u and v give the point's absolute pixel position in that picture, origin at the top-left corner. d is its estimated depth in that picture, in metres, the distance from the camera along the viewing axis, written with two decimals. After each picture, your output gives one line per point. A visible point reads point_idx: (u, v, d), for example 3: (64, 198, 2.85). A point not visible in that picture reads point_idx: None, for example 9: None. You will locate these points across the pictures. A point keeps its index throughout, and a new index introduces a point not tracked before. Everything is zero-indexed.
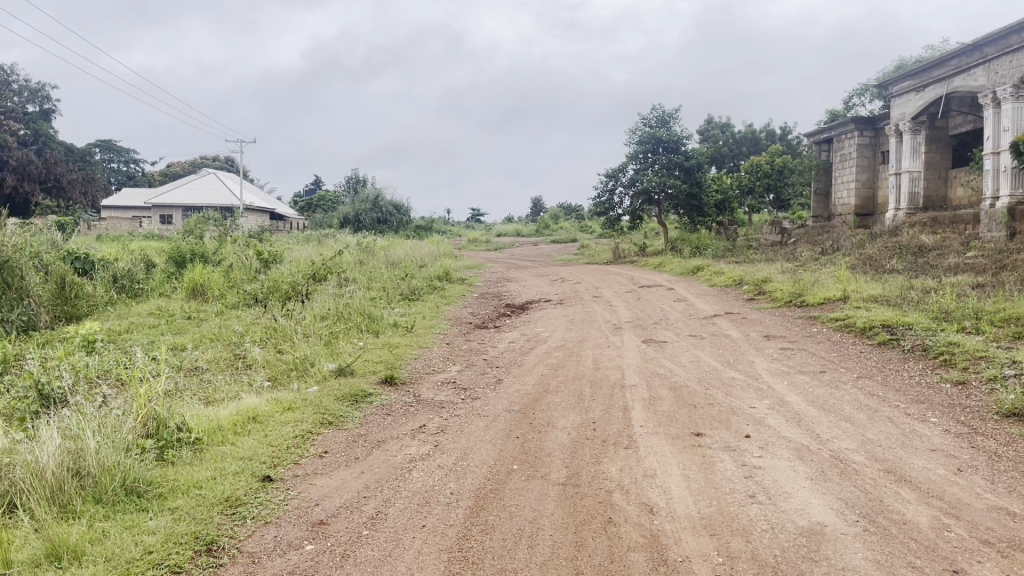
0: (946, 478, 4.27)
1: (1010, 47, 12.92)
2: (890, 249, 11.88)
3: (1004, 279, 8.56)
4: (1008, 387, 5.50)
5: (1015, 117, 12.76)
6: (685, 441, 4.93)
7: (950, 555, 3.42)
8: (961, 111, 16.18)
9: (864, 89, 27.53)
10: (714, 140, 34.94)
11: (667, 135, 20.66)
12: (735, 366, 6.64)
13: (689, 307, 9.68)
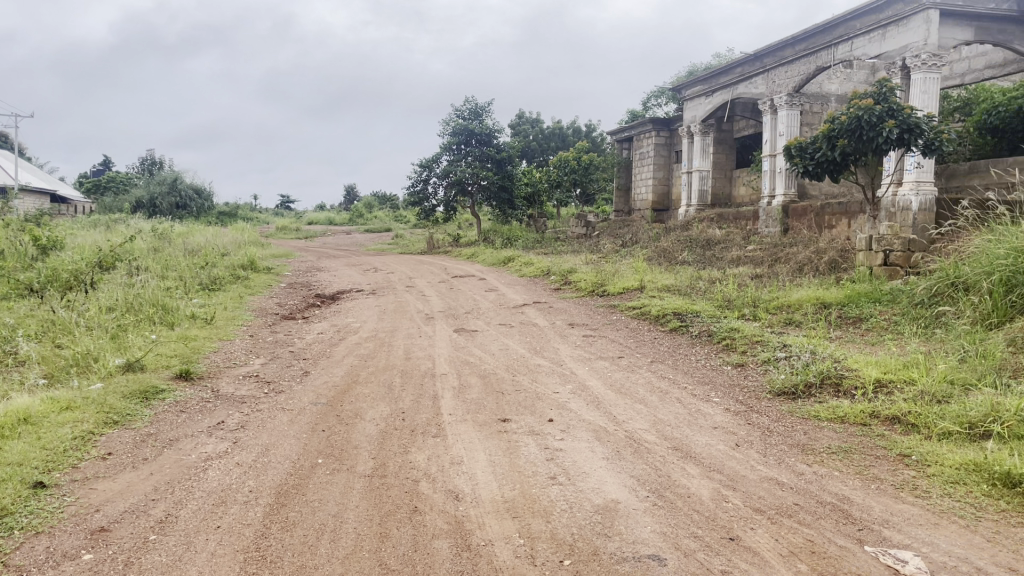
0: (725, 453, 4.65)
1: (786, 59, 14.20)
2: (683, 242, 12.77)
3: (779, 269, 9.44)
4: (779, 367, 6.08)
5: (789, 123, 14.05)
6: (492, 427, 5.03)
7: (727, 523, 3.73)
8: (745, 117, 17.65)
9: (660, 92, 29.30)
10: (524, 134, 35.89)
11: (479, 127, 20.92)
12: (541, 353, 6.87)
13: (499, 296, 9.89)
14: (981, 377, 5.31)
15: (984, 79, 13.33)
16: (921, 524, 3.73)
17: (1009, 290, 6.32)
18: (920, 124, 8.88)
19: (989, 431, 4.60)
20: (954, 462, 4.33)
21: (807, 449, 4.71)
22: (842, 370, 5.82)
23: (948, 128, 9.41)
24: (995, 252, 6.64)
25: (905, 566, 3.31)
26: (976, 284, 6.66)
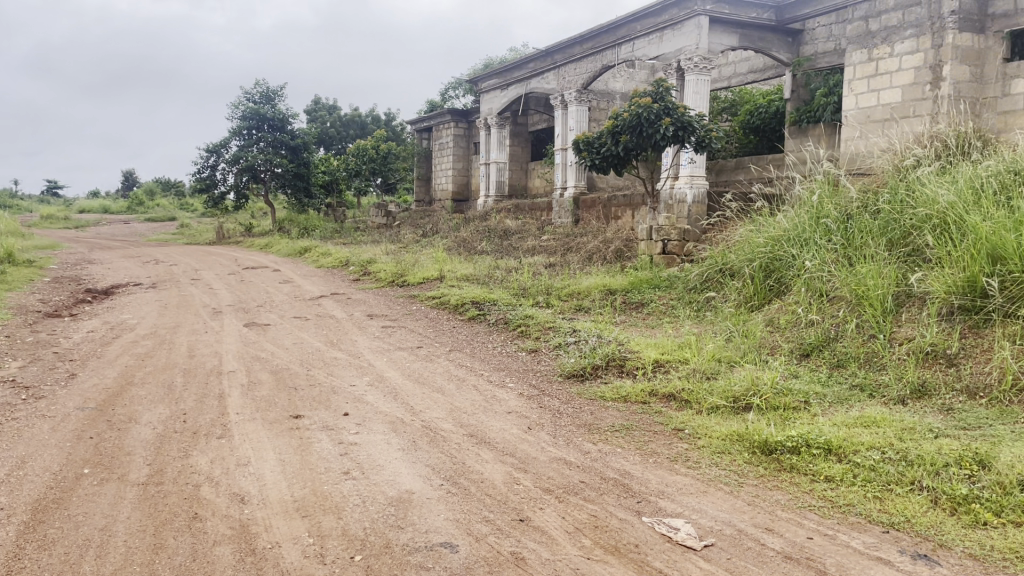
0: (518, 437, 4.78)
1: (575, 55, 14.79)
2: (481, 232, 12.99)
3: (571, 259, 9.85)
4: (570, 352, 6.35)
5: (579, 118, 14.73)
6: (282, 424, 4.84)
7: (518, 505, 3.84)
8: (538, 111, 18.22)
9: (458, 83, 29.57)
10: (321, 121, 34.88)
11: (271, 112, 20.07)
12: (337, 346, 6.71)
13: (294, 288, 9.55)
14: (744, 354, 5.84)
15: (747, 82, 14.48)
16: (691, 492, 4.04)
17: (767, 275, 6.99)
18: (693, 123, 9.59)
19: (749, 403, 5.07)
20: (720, 434, 4.73)
21: (593, 429, 4.95)
22: (626, 352, 6.18)
23: (717, 127, 10.24)
24: (755, 241, 7.29)
25: (678, 533, 3.57)
26: (740, 269, 7.31)
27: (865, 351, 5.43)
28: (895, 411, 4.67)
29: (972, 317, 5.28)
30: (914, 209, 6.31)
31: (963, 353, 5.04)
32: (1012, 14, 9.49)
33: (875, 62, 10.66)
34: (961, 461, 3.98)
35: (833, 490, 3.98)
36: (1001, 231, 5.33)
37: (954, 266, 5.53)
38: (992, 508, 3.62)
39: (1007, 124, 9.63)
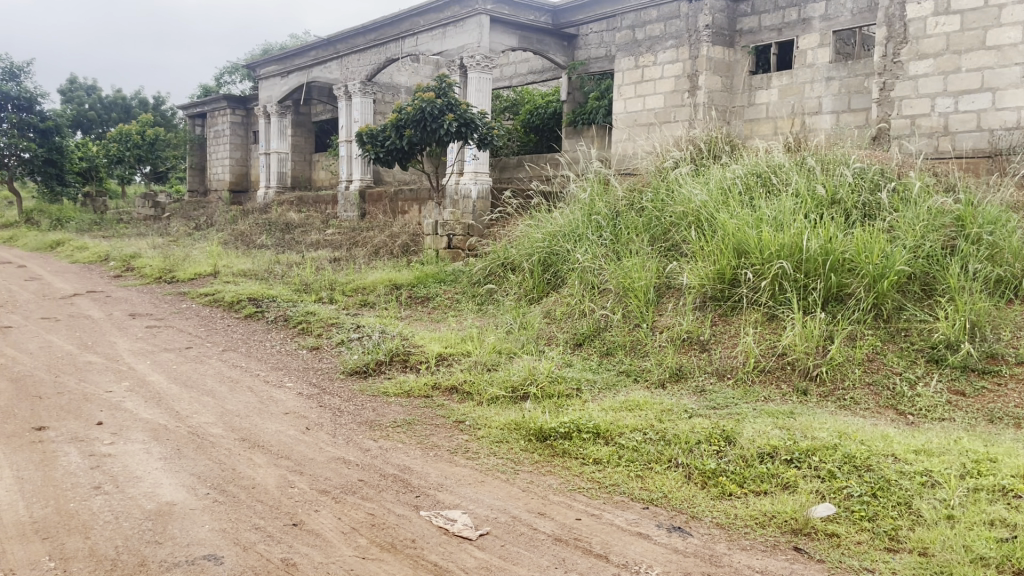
0: (295, 438, 4.61)
1: (358, 46, 14.53)
2: (261, 225, 12.42)
3: (356, 253, 9.68)
4: (352, 348, 6.23)
5: (363, 110, 14.51)
6: (21, 438, 4.33)
7: (292, 509, 3.69)
8: (322, 101, 17.74)
9: (235, 69, 28.08)
10: (77, 102, 31.74)
11: (17, 90, 17.70)
12: (93, 348, 6.12)
13: (43, 286, 8.61)
14: (522, 345, 6.02)
15: (527, 82, 14.85)
16: (468, 483, 4.09)
17: (545, 268, 7.25)
18: (474, 119, 9.78)
19: (527, 392, 5.24)
20: (499, 424, 4.85)
21: (374, 425, 4.88)
22: (409, 347, 6.15)
23: (499, 125, 10.50)
24: (534, 236, 7.53)
25: (455, 524, 3.59)
26: (520, 264, 7.53)
27: (631, 339, 5.80)
28: (656, 394, 5.03)
29: (721, 306, 5.79)
30: (673, 207, 6.82)
31: (713, 338, 5.53)
32: (756, 31, 10.53)
33: (641, 69, 11.44)
34: (711, 438, 4.34)
35: (600, 472, 4.21)
36: (744, 228, 5.88)
37: (706, 259, 6.02)
38: (736, 479, 3.99)
39: (750, 130, 10.71)
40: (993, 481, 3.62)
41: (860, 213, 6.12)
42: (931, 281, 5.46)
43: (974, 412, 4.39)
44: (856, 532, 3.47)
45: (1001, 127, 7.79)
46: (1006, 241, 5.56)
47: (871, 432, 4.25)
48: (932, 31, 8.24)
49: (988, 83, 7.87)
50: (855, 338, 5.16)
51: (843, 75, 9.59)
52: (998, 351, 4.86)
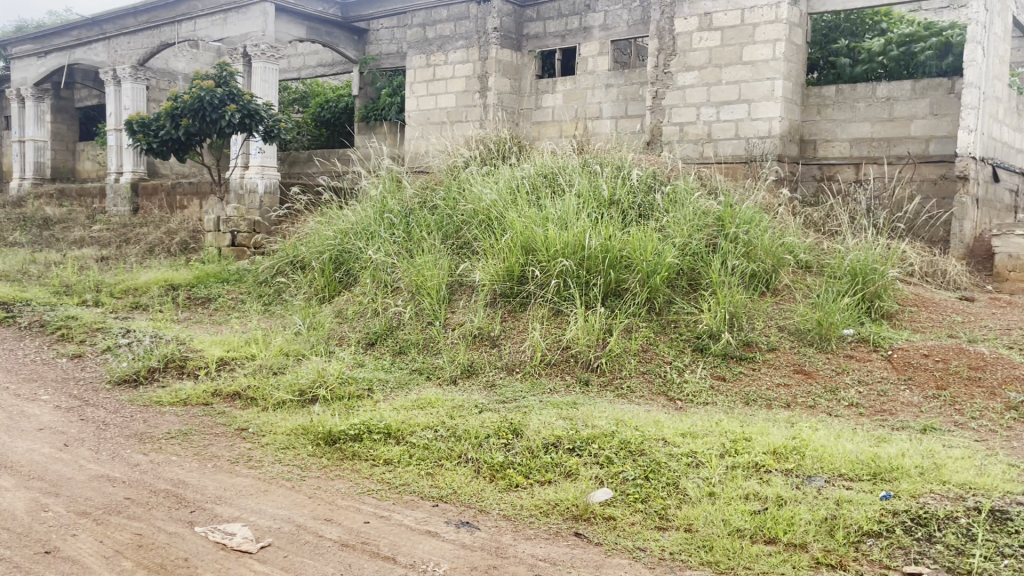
0: (49, 457, 4.16)
1: (128, 27, 13.42)
2: (14, 220, 11.14)
3: (127, 252, 8.94)
4: (120, 355, 5.73)
5: (134, 97, 13.45)
6: None
7: (44, 536, 3.32)
8: (87, 86, 16.23)
9: None
10: None
11: None
12: None
13: None
14: (311, 347, 5.83)
15: (317, 75, 14.38)
16: (250, 494, 3.89)
17: (337, 267, 7.06)
18: (259, 111, 9.36)
19: (315, 395, 5.07)
20: (285, 429, 4.65)
21: (144, 438, 4.52)
22: (186, 351, 5.77)
23: (286, 118, 10.11)
24: (323, 234, 7.32)
25: (233, 538, 3.39)
26: (309, 263, 7.28)
27: (423, 337, 5.80)
28: (447, 391, 5.06)
29: (511, 302, 5.93)
30: (464, 206, 6.91)
31: (503, 334, 5.65)
32: (541, 36, 10.91)
33: (432, 67, 11.48)
34: (499, 432, 4.42)
35: (391, 472, 4.16)
36: (531, 226, 6.06)
37: (496, 257, 6.13)
38: (522, 471, 4.10)
39: (538, 132, 11.06)
40: (747, 458, 3.98)
41: (636, 213, 6.51)
42: (697, 277, 5.91)
43: (733, 396, 4.81)
44: (632, 513, 3.67)
45: (755, 135, 8.58)
46: (758, 240, 6.14)
47: (645, 419, 4.52)
48: (697, 45, 8.95)
49: (744, 95, 8.64)
50: (632, 330, 5.47)
51: (620, 82, 10.17)
52: (753, 340, 5.35)
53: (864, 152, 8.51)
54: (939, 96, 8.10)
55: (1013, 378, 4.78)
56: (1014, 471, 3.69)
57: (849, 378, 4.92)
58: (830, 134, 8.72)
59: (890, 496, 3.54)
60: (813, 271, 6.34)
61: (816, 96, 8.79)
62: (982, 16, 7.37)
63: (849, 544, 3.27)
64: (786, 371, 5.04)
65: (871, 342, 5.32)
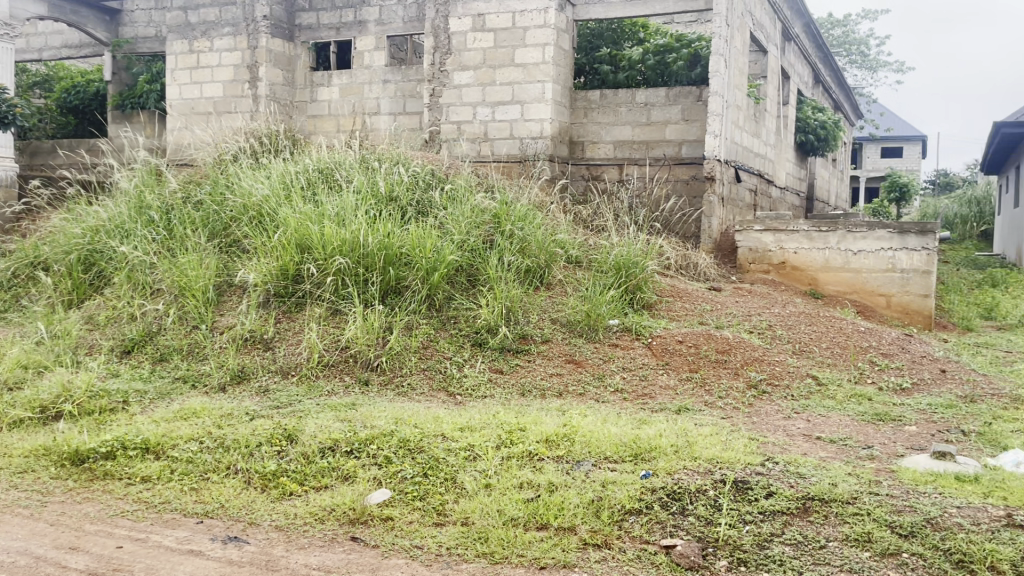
0: None
1: None
2: None
3: None
4: None
5: None
6: None
7: None
8: None
9: None
10: None
11: None
12: None
13: None
14: (56, 357, 5.25)
15: (62, 57, 12.96)
16: None
17: (87, 268, 6.42)
18: None
19: (60, 411, 4.57)
20: (23, 451, 4.15)
21: None
22: None
23: (25, 103, 9.04)
24: (70, 231, 6.62)
25: None
26: (53, 264, 6.56)
27: (188, 342, 5.41)
28: (214, 400, 4.75)
29: (285, 303, 5.69)
30: (232, 201, 6.53)
31: (277, 336, 5.40)
32: (315, 27, 10.59)
33: (196, 54, 10.76)
34: (272, 439, 4.22)
35: (149, 490, 3.84)
36: (306, 223, 5.84)
37: (268, 256, 5.84)
38: (297, 478, 3.93)
39: (314, 126, 10.72)
40: (521, 448, 4.08)
41: (415, 210, 6.49)
42: (475, 273, 6.00)
43: (510, 388, 4.92)
44: (409, 512, 3.64)
45: (529, 136, 8.88)
46: (532, 236, 6.34)
47: (424, 415, 4.51)
48: (471, 45, 9.09)
49: (517, 96, 8.91)
50: (411, 328, 5.44)
51: (397, 78, 10.11)
52: (528, 332, 5.52)
53: (626, 154, 9.08)
54: (689, 103, 8.82)
55: (752, 359, 5.30)
56: (753, 444, 4.08)
57: (615, 366, 5.21)
58: (596, 136, 9.21)
59: (649, 475, 3.79)
60: (582, 265, 6.66)
61: (583, 99, 9.23)
62: (724, 31, 8.09)
63: (614, 523, 3.45)
64: (559, 361, 5.25)
65: (634, 331, 5.68)
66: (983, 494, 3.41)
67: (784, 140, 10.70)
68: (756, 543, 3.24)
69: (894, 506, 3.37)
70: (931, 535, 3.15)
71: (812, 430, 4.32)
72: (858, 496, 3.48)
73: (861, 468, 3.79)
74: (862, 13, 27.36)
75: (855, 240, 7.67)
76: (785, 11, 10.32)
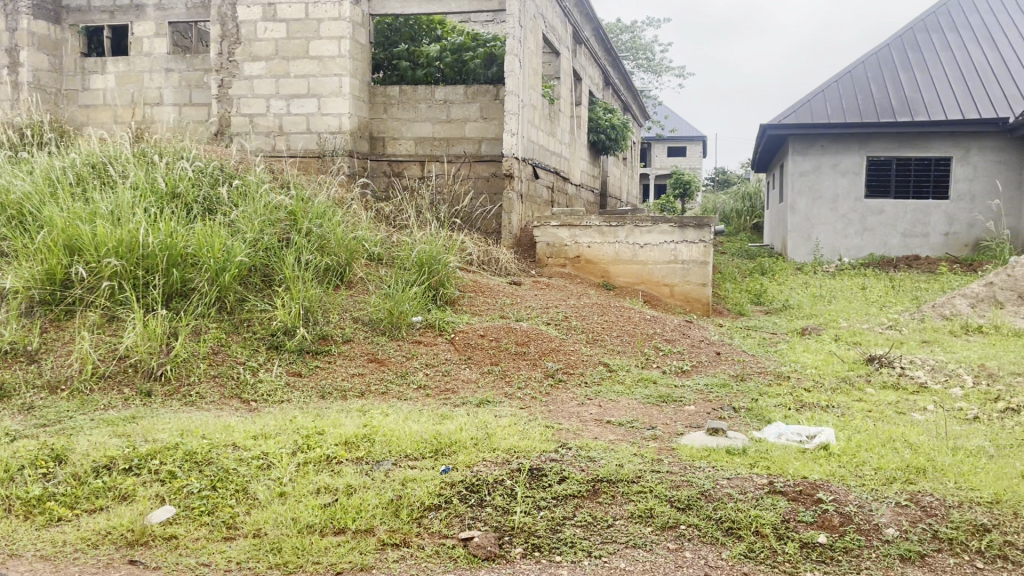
0: None
1: None
2: None
3: None
4: None
5: None
6: None
7: None
8: None
9: None
10: None
11: None
12: None
13: None
14: None
15: None
16: None
17: None
18: None
19: None
20: None
21: None
22: None
23: None
24: None
25: None
26: None
27: None
28: None
29: (53, 309, 5.17)
30: None
31: (44, 346, 4.91)
32: (84, 10, 9.73)
33: None
34: (38, 461, 3.81)
35: None
36: (76, 222, 5.35)
37: (31, 259, 5.28)
38: (67, 501, 3.58)
39: (86, 117, 9.85)
40: (319, 452, 3.95)
41: (202, 207, 6.14)
42: (270, 273, 5.77)
43: (309, 390, 4.75)
44: (196, 528, 3.41)
45: (326, 131, 8.67)
46: (332, 234, 6.19)
47: (213, 425, 4.26)
48: (262, 35, 8.72)
49: (312, 89, 8.66)
50: (200, 332, 5.13)
51: (182, 67, 9.51)
52: (328, 333, 5.37)
53: (426, 150, 9.11)
54: (487, 101, 8.98)
55: (549, 350, 5.48)
56: (549, 432, 4.22)
57: (417, 362, 5.20)
58: (396, 133, 9.15)
59: (449, 470, 3.79)
60: (384, 262, 6.60)
61: (382, 94, 9.12)
62: (518, 32, 8.29)
63: (413, 521, 3.42)
64: (361, 361, 5.15)
65: (436, 327, 5.70)
66: (749, 465, 3.73)
67: (578, 138, 11.18)
68: (549, 527, 3.34)
69: (673, 482, 3.60)
70: (705, 506, 3.39)
71: (603, 414, 4.54)
72: (642, 474, 3.69)
73: (645, 448, 4.02)
74: (646, 21, 29.12)
75: (642, 233, 8.14)
76: (576, 14, 10.76)
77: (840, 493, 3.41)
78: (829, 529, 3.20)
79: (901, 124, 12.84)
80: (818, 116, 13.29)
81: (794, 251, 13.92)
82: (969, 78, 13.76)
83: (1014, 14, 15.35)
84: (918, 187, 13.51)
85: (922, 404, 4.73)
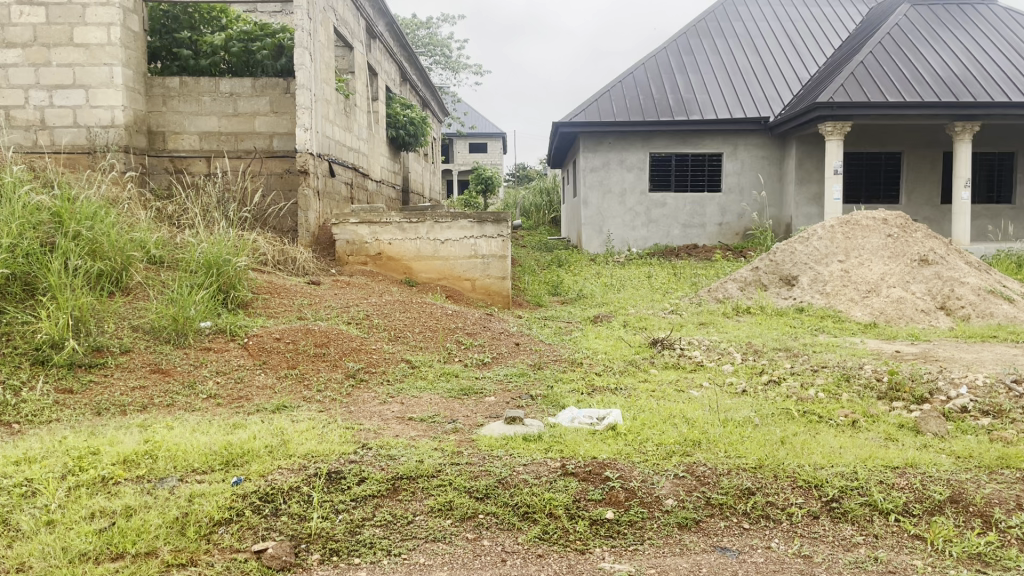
0: None
1: None
2: None
3: None
4: None
5: None
6: None
7: None
8: None
9: None
10: None
11: None
12: None
13: None
14: None
15: None
16: None
17: None
18: None
19: None
20: None
21: None
22: None
23: None
24: None
25: None
26: None
27: None
28: None
29: None
30: None
31: None
32: None
33: None
34: None
35: None
36: None
37: None
38: None
39: None
40: (92, 474, 3.62)
41: None
42: (32, 280, 5.24)
43: (81, 408, 4.37)
44: None
45: (97, 124, 8.02)
46: (104, 236, 5.72)
47: None
48: (17, 20, 7.86)
49: (79, 80, 7.96)
50: None
51: None
52: (103, 344, 4.97)
53: (212, 145, 8.71)
54: (277, 95, 8.71)
55: (349, 350, 5.38)
56: (348, 433, 4.14)
57: (206, 370, 4.92)
58: (178, 126, 8.65)
59: (241, 481, 3.60)
60: (166, 266, 6.22)
61: (160, 87, 8.56)
62: (306, 24, 8.03)
63: (202, 538, 3.21)
64: (142, 372, 4.81)
65: (227, 333, 5.43)
66: (544, 450, 3.86)
67: (376, 133, 11.07)
68: (348, 530, 3.27)
69: (471, 473, 3.65)
70: (502, 494, 3.47)
71: (405, 412, 4.52)
72: (441, 468, 3.71)
73: (445, 442, 4.05)
74: (441, 17, 29.33)
75: (442, 229, 8.22)
76: (369, 9, 10.65)
77: (625, 470, 3.61)
78: (616, 505, 3.38)
79: (679, 122, 13.80)
80: (606, 114, 14.03)
81: (588, 243, 14.62)
82: (736, 81, 15.06)
83: (772, 23, 17.01)
84: (694, 181, 14.58)
85: (698, 381, 5.13)
